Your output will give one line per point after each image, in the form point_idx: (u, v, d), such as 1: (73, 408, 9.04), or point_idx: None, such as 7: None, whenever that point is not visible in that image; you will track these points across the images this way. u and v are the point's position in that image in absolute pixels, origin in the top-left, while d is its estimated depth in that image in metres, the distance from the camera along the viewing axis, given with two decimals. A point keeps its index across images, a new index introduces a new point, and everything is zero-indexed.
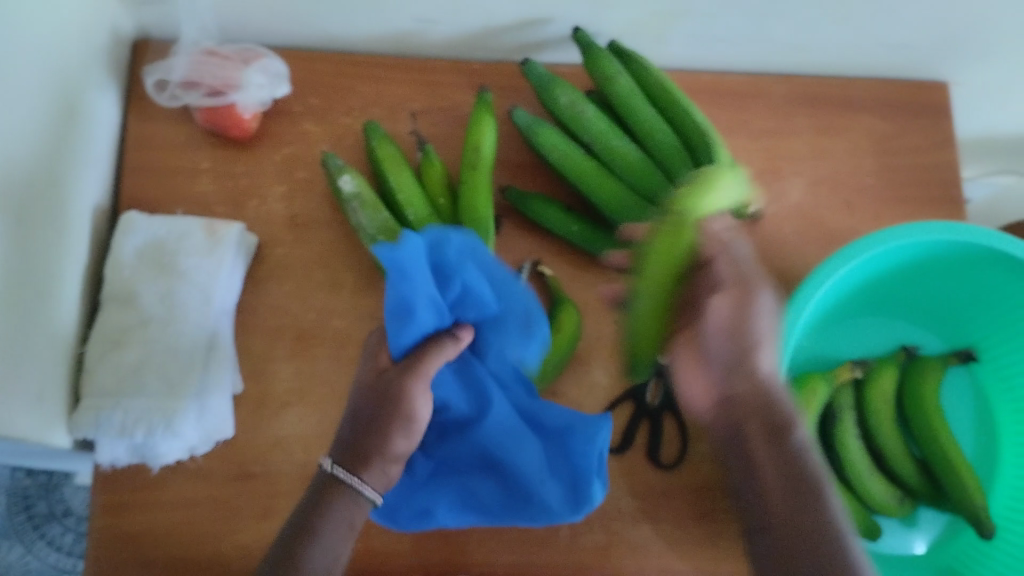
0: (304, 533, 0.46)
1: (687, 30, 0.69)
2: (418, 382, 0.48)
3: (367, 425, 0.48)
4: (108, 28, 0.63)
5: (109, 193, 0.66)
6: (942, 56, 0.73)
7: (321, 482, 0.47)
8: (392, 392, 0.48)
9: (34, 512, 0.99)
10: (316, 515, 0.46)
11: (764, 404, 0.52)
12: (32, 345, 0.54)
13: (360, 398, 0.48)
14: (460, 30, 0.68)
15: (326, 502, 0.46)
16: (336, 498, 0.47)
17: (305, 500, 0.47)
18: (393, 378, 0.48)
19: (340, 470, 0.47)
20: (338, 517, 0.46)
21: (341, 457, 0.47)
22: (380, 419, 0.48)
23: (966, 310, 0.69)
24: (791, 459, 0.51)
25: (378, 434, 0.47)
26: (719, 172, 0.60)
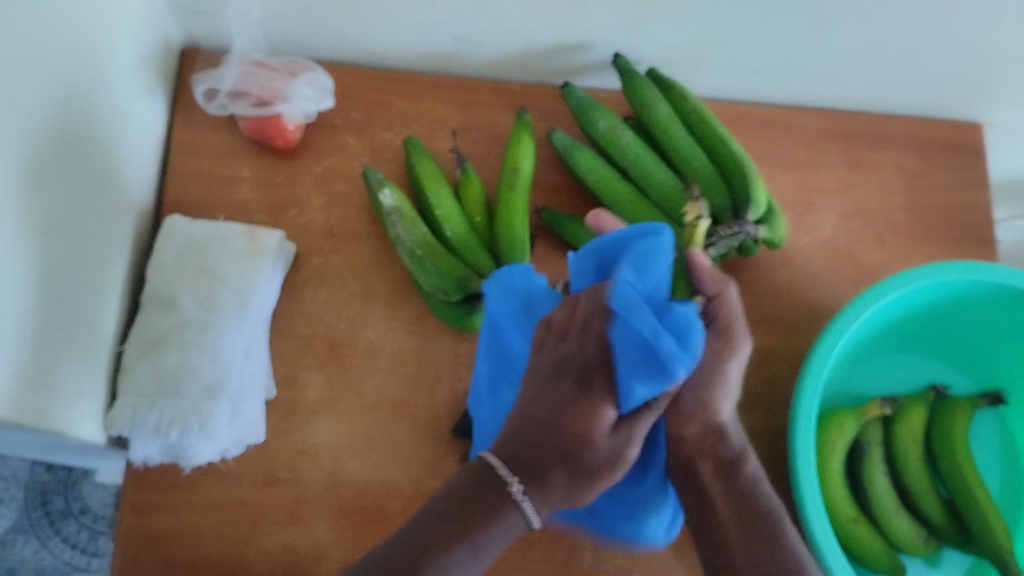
0: (454, 537, 0.41)
1: (726, 60, 0.70)
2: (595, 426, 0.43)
3: (531, 447, 0.43)
4: (160, 35, 0.65)
5: (151, 197, 0.67)
6: (978, 96, 0.74)
7: (487, 475, 0.43)
8: (561, 439, 0.43)
9: (51, 508, 0.99)
10: (472, 526, 0.41)
11: (717, 444, 0.51)
12: (72, 339, 0.55)
13: (541, 423, 0.44)
14: (503, 51, 0.69)
15: (485, 516, 0.42)
16: (501, 513, 0.42)
17: (458, 492, 0.43)
18: (572, 415, 0.43)
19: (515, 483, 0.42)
20: (500, 531, 0.42)
21: (521, 470, 0.42)
22: (543, 440, 0.43)
23: (996, 351, 0.69)
24: (739, 493, 0.50)
25: (551, 468, 0.42)
26: (755, 203, 0.60)
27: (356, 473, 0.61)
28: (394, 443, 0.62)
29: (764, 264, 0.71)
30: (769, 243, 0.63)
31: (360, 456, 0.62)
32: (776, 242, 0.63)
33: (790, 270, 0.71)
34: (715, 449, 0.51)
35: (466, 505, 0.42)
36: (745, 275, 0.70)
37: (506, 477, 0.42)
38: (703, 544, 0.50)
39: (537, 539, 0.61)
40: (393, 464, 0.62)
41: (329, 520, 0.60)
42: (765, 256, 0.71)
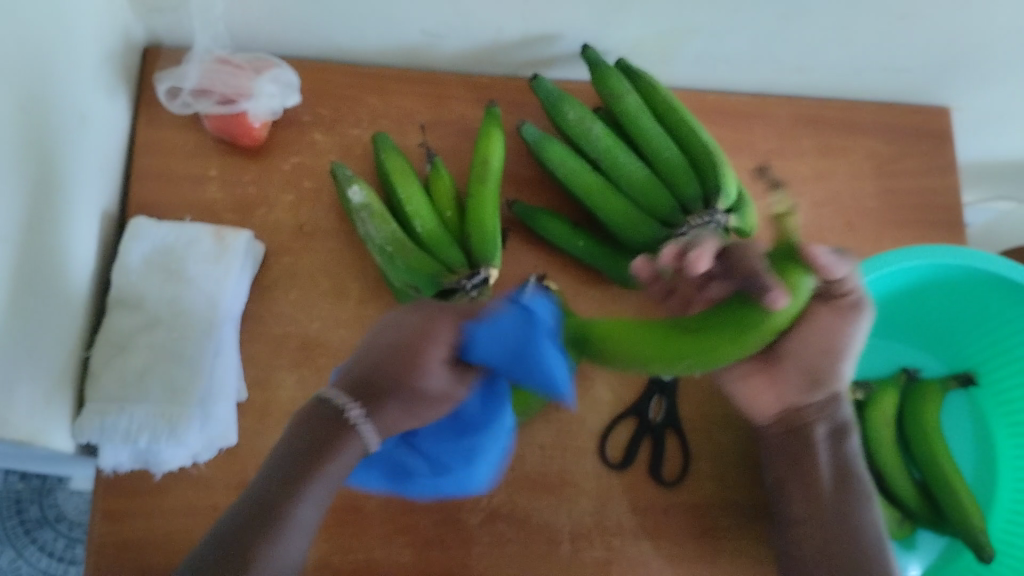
0: (306, 467, 0.43)
1: (694, 49, 0.69)
2: (428, 366, 0.45)
3: (383, 370, 0.45)
4: (120, 33, 0.64)
5: (116, 197, 0.66)
6: (944, 81, 0.74)
7: (330, 414, 0.44)
8: (412, 363, 0.45)
9: (26, 517, 0.98)
10: (320, 454, 0.43)
11: (829, 411, 0.56)
12: (37, 347, 0.54)
13: (393, 346, 0.46)
14: (470, 44, 0.69)
15: (333, 442, 0.43)
16: (342, 437, 0.43)
17: (306, 428, 0.44)
18: (415, 353, 0.45)
19: (352, 409, 0.44)
20: (344, 458, 0.44)
21: (354, 395, 0.44)
22: (394, 371, 0.45)
23: (966, 335, 0.70)
24: (842, 462, 0.56)
25: (385, 398, 0.45)
26: (725, 191, 0.60)
27: None
28: None
29: None
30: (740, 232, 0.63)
31: None
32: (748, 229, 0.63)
33: None
34: (832, 415, 0.56)
35: (317, 431, 0.44)
36: None
37: (350, 413, 0.44)
38: (836, 506, 0.56)
39: (515, 534, 0.61)
40: None
41: None
42: None
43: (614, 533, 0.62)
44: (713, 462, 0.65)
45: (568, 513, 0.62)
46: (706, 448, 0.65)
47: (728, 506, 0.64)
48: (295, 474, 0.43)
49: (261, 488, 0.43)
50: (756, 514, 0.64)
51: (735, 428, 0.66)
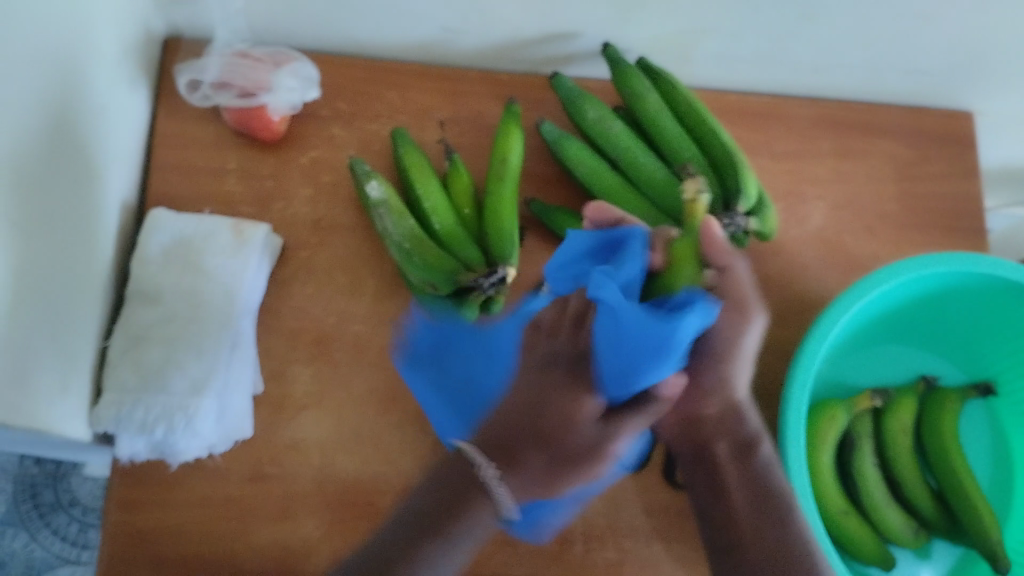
0: (433, 532, 0.47)
1: (715, 49, 0.69)
2: (577, 414, 0.48)
3: (514, 439, 0.48)
4: (141, 25, 0.64)
5: (135, 189, 0.66)
6: (968, 85, 0.73)
7: (465, 472, 0.48)
8: (547, 428, 0.48)
9: (40, 501, 0.99)
10: (457, 522, 0.47)
11: (731, 424, 0.54)
12: (55, 337, 0.54)
13: (517, 412, 0.49)
14: (491, 41, 0.68)
15: (463, 510, 0.47)
16: (476, 506, 0.47)
17: (426, 484, 0.49)
18: (555, 400, 0.48)
19: (488, 470, 0.47)
20: (473, 528, 0.47)
21: (487, 447, 0.48)
22: (529, 441, 0.48)
23: (985, 343, 0.69)
24: (752, 476, 0.54)
25: (541, 455, 0.48)
26: (746, 193, 0.60)
27: (345, 468, 0.61)
28: (382, 437, 0.62)
29: (754, 256, 0.70)
30: (759, 234, 0.62)
31: (349, 451, 0.61)
32: (767, 233, 0.63)
33: (780, 261, 0.71)
34: (731, 430, 0.54)
35: (447, 499, 0.47)
36: None
37: (480, 470, 0.47)
38: (755, 507, 0.53)
39: (528, 533, 0.61)
40: (382, 459, 0.62)
41: (318, 516, 0.60)
42: (755, 246, 0.71)
43: (627, 534, 0.62)
44: None
45: (581, 513, 0.62)
46: None
47: None
48: (426, 533, 0.47)
49: (393, 529, 0.48)
50: None
51: None
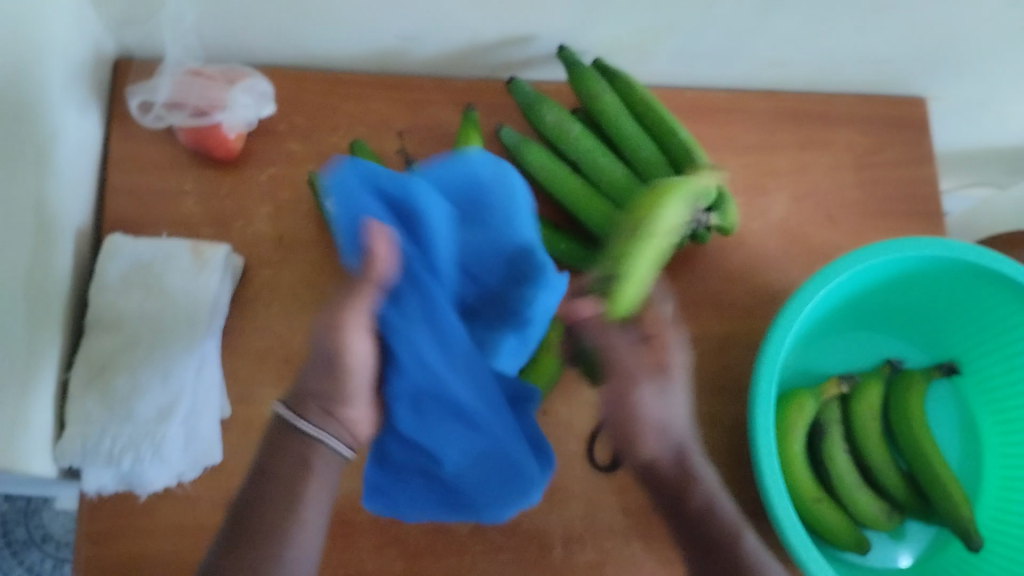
0: (257, 489, 0.43)
1: (670, 47, 0.69)
2: (353, 321, 0.42)
3: (312, 365, 0.43)
4: (90, 46, 0.63)
5: (91, 215, 0.65)
6: (920, 71, 0.74)
7: (273, 425, 0.43)
8: (325, 358, 0.42)
9: (12, 538, 0.97)
10: (272, 469, 0.43)
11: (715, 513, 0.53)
12: (14, 373, 0.53)
13: (321, 348, 0.42)
14: (446, 48, 0.68)
15: (281, 453, 0.43)
16: (294, 446, 0.43)
17: (258, 452, 0.44)
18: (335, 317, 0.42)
19: (301, 422, 0.42)
20: (296, 462, 0.43)
21: (290, 399, 0.43)
22: (323, 364, 0.42)
23: (949, 324, 0.71)
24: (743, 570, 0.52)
25: (332, 381, 0.42)
26: (706, 190, 0.61)
27: None
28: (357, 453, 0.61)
29: (718, 250, 0.71)
30: (721, 229, 0.63)
31: None
32: (728, 227, 0.64)
33: (744, 255, 0.71)
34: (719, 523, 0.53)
35: (266, 456, 0.44)
36: (700, 263, 0.70)
37: (289, 420, 0.43)
38: None
39: (507, 540, 0.61)
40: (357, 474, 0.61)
41: None
42: (719, 241, 0.71)
43: (605, 535, 0.63)
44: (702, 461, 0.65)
45: (560, 517, 0.62)
46: None
47: None
48: (255, 496, 0.43)
49: (226, 526, 0.44)
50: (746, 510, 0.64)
51: (722, 428, 0.66)
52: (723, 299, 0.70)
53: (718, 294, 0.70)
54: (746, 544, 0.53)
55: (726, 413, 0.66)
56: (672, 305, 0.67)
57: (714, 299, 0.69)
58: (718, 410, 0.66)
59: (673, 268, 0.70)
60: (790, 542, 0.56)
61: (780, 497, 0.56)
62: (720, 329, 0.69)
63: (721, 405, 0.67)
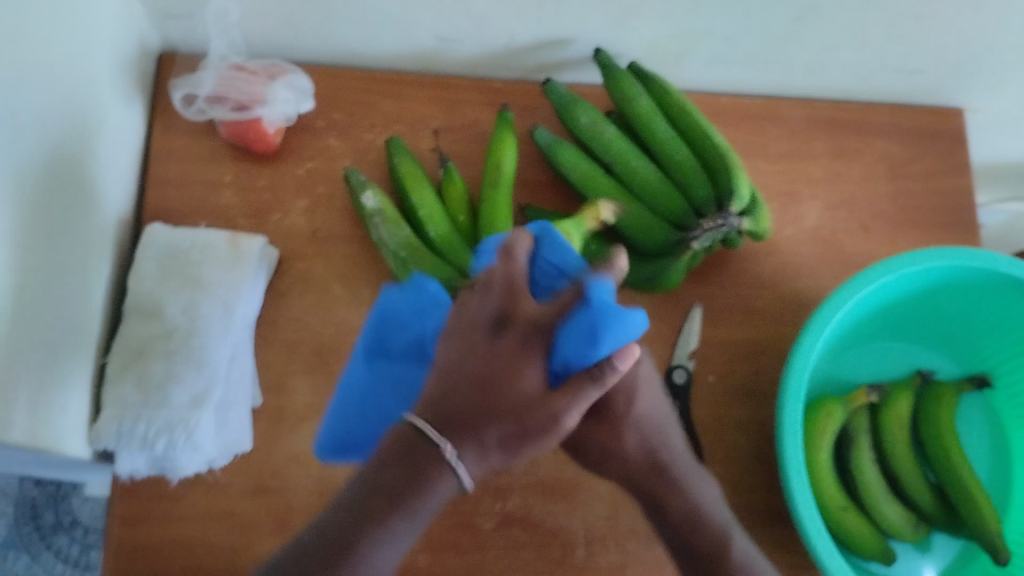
0: (380, 508, 0.40)
1: (706, 52, 0.70)
2: (570, 414, 0.41)
3: (482, 405, 0.40)
4: (136, 40, 0.64)
5: (132, 205, 0.67)
6: (959, 82, 0.74)
7: (421, 449, 0.40)
8: (535, 424, 0.40)
9: (41, 523, 0.99)
10: (404, 495, 0.40)
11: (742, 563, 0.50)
12: (55, 355, 0.54)
13: (467, 370, 0.41)
14: (483, 49, 0.69)
15: (420, 481, 0.40)
16: (432, 479, 0.40)
17: (390, 465, 0.40)
18: (539, 401, 0.41)
19: (447, 450, 0.40)
20: (428, 500, 0.40)
21: (442, 424, 0.40)
22: (488, 400, 0.40)
23: (982, 337, 0.70)
24: None
25: (486, 422, 0.40)
26: (739, 194, 0.60)
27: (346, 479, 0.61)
28: None
29: (748, 256, 0.71)
30: (754, 234, 0.63)
31: None
32: (760, 233, 0.63)
33: (775, 261, 0.71)
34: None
35: (395, 478, 0.40)
36: (730, 268, 0.70)
37: (445, 454, 0.40)
38: None
39: (529, 539, 0.62)
40: None
41: None
42: (749, 247, 0.71)
43: (627, 537, 0.63)
44: (727, 465, 0.65)
45: (582, 518, 0.62)
46: (719, 451, 0.65)
47: (744, 511, 0.64)
48: (370, 514, 0.40)
49: (323, 529, 0.40)
50: (770, 517, 0.64)
51: (748, 433, 0.66)
52: (752, 305, 0.69)
53: (748, 300, 0.70)
54: (736, 549, 0.50)
55: (751, 418, 0.66)
56: (701, 309, 0.68)
57: (743, 304, 0.69)
58: (745, 414, 0.66)
59: (702, 273, 0.70)
60: (816, 549, 0.55)
61: (805, 503, 0.56)
62: (748, 334, 0.69)
63: (747, 410, 0.66)
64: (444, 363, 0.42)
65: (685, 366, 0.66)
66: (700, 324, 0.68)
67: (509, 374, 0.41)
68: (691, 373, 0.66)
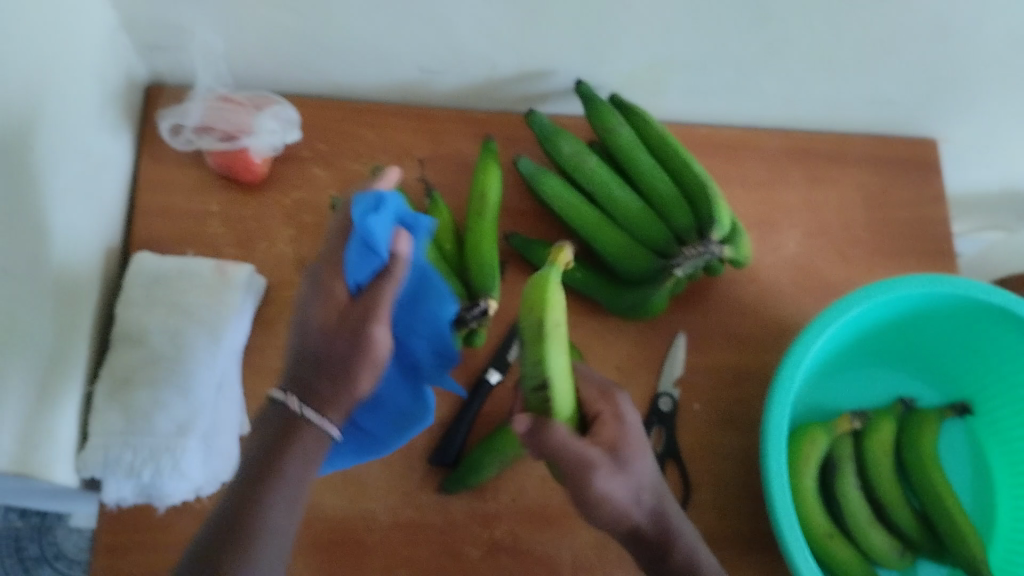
0: (265, 473, 0.44)
1: (685, 84, 0.71)
2: (382, 337, 0.46)
3: (318, 364, 0.45)
4: (123, 72, 0.65)
5: (119, 234, 0.67)
6: (930, 114, 0.76)
7: (280, 412, 0.45)
8: (354, 359, 0.45)
9: (24, 555, 0.97)
10: (280, 451, 0.44)
11: None
12: (41, 383, 0.54)
13: (315, 337, 0.45)
14: (467, 81, 0.70)
15: (291, 439, 0.44)
16: (299, 434, 0.44)
17: (262, 436, 0.45)
18: (362, 322, 0.45)
19: (294, 401, 0.44)
20: (301, 454, 0.44)
21: (293, 387, 0.45)
22: (334, 365, 0.45)
23: (961, 362, 0.71)
24: None
25: (332, 382, 0.45)
26: (719, 222, 0.61)
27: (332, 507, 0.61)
28: (370, 475, 0.62)
29: (730, 283, 0.72)
30: (735, 261, 0.64)
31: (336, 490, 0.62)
32: (741, 260, 0.64)
33: (756, 289, 0.72)
34: None
35: (270, 443, 0.44)
36: (713, 295, 0.71)
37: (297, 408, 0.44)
38: None
39: (517, 566, 0.61)
40: (370, 495, 0.62)
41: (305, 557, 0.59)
42: (731, 274, 0.72)
43: (615, 564, 0.62)
44: (714, 491, 0.65)
45: (570, 545, 0.62)
46: (706, 477, 0.65)
47: (731, 538, 0.64)
48: (257, 480, 0.43)
49: (217, 514, 0.43)
50: (758, 543, 0.64)
51: (734, 458, 0.66)
52: (735, 332, 0.70)
53: (731, 327, 0.70)
54: None
55: (737, 443, 0.67)
56: (684, 336, 0.69)
57: (726, 331, 0.70)
58: (730, 439, 0.67)
59: (685, 299, 0.70)
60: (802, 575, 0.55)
61: (791, 529, 0.56)
62: (731, 360, 0.69)
63: (732, 437, 0.67)
64: (295, 332, 0.46)
65: (671, 394, 0.66)
66: (684, 351, 0.68)
67: (330, 312, 0.45)
68: (677, 401, 0.66)
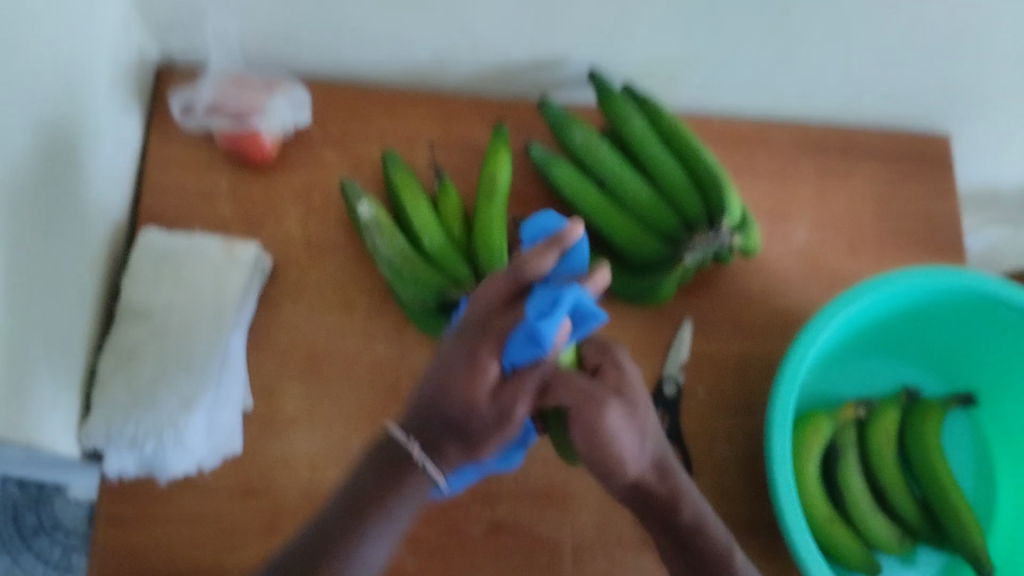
0: (364, 506, 0.44)
1: (699, 73, 0.71)
2: (522, 402, 0.43)
3: (447, 411, 0.43)
4: (136, 48, 0.65)
5: (128, 209, 0.67)
6: (943, 108, 0.75)
7: (392, 448, 0.44)
8: (508, 412, 0.43)
9: (23, 524, 0.98)
10: (384, 493, 0.44)
11: None
12: (46, 353, 0.54)
13: (454, 393, 0.43)
14: (479, 65, 0.70)
15: (398, 481, 0.44)
16: (408, 478, 0.44)
17: (371, 466, 0.45)
18: (508, 396, 0.43)
19: (414, 446, 0.44)
20: (407, 497, 0.44)
21: (416, 432, 0.44)
22: (458, 415, 0.43)
23: (969, 357, 0.71)
24: None
25: (474, 437, 0.43)
26: (730, 211, 0.62)
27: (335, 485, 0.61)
28: None
29: (738, 272, 0.72)
30: (744, 250, 0.65)
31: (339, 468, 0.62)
32: (750, 249, 0.65)
33: (764, 278, 0.72)
34: None
35: (376, 477, 0.44)
36: (720, 283, 0.71)
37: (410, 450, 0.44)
38: None
39: (518, 547, 0.62)
40: None
41: None
42: (739, 263, 0.72)
43: (615, 548, 0.62)
44: (716, 478, 0.65)
45: (571, 527, 0.62)
46: (709, 464, 0.65)
47: (732, 524, 0.64)
48: (354, 511, 0.44)
49: (317, 526, 0.44)
50: (758, 530, 0.64)
51: (737, 445, 0.66)
52: (741, 321, 0.70)
53: (738, 315, 0.70)
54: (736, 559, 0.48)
55: (741, 430, 0.67)
56: (691, 322, 0.69)
57: (733, 319, 0.70)
58: (734, 427, 0.67)
59: (692, 287, 0.70)
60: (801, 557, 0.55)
61: (793, 514, 0.56)
62: (739, 348, 0.69)
63: (737, 424, 0.67)
64: (435, 374, 0.44)
65: (676, 378, 0.67)
66: (691, 337, 0.69)
67: (472, 374, 0.42)
68: (681, 386, 0.67)
